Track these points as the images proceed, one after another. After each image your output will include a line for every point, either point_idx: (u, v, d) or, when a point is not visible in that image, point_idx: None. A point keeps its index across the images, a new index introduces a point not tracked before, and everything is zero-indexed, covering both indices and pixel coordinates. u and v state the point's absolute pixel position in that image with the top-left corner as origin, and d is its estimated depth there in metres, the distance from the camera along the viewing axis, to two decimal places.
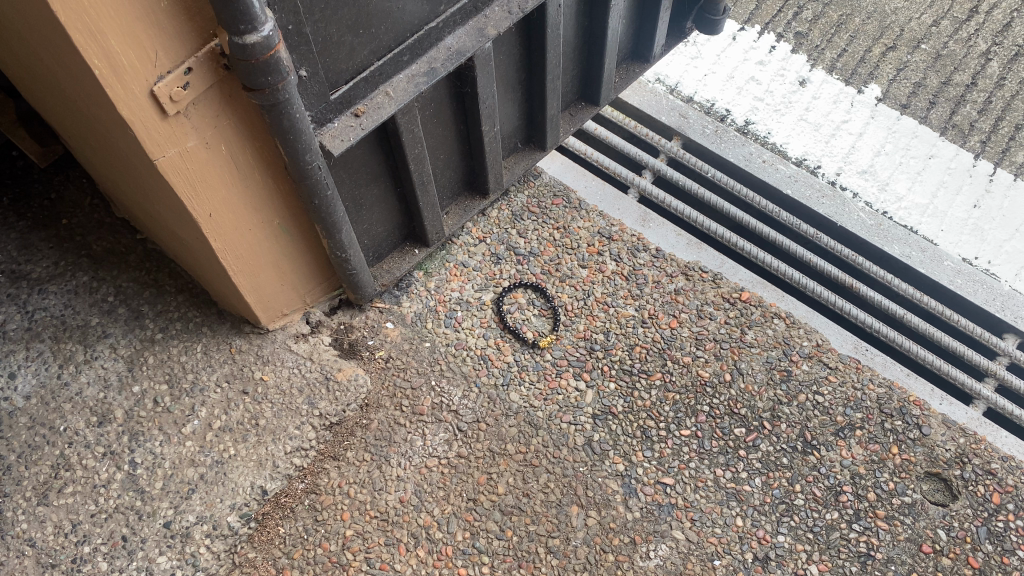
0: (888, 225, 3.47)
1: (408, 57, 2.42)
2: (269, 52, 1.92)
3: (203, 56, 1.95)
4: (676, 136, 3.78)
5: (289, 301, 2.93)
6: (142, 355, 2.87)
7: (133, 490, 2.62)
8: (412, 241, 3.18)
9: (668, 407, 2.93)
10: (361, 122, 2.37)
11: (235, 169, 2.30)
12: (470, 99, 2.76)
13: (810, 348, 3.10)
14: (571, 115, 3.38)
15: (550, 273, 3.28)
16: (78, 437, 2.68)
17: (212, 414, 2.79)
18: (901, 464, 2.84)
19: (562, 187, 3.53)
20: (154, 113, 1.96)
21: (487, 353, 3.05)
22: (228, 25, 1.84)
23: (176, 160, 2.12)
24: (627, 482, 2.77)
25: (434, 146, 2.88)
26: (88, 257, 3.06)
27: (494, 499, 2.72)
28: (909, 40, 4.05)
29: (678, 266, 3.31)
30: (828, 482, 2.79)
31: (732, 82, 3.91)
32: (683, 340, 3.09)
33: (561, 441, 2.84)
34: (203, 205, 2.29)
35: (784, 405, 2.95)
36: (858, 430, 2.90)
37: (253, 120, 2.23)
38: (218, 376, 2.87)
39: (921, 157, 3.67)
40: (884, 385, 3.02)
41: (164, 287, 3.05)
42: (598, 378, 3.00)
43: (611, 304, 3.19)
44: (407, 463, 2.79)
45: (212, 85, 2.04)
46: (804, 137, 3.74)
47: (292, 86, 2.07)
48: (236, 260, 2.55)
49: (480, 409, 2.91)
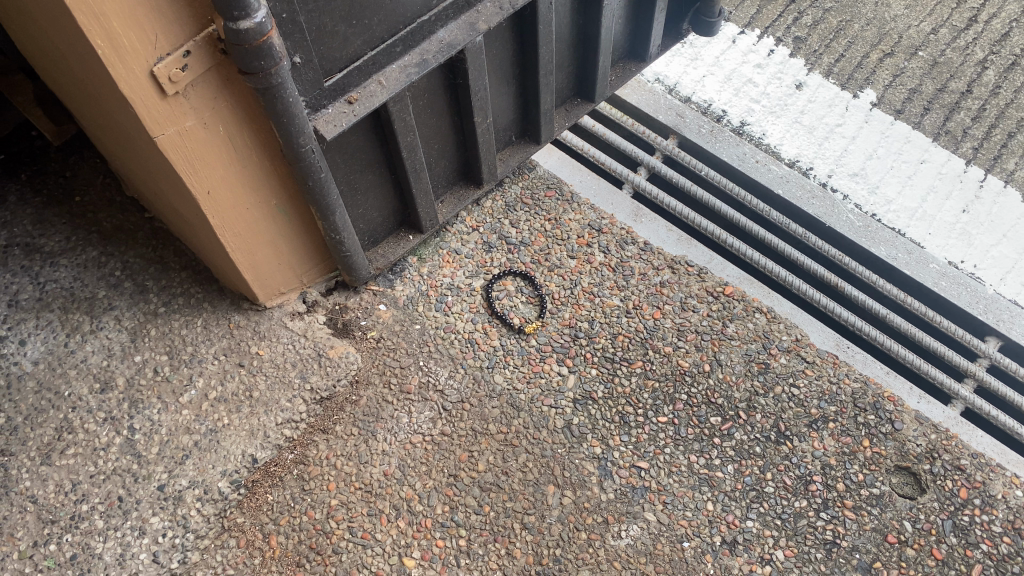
0: (876, 226, 3.55)
1: (401, 48, 2.54)
2: (262, 38, 2.04)
3: (201, 40, 2.08)
4: (673, 135, 3.87)
5: (286, 280, 3.06)
6: (144, 327, 3.02)
7: (130, 454, 2.77)
8: (406, 227, 3.30)
9: (647, 394, 3.02)
10: (354, 109, 2.49)
11: (233, 149, 2.43)
12: (463, 90, 2.87)
13: (789, 343, 3.16)
14: (567, 111, 3.48)
15: (540, 263, 3.38)
16: (82, 402, 2.84)
17: (209, 384, 2.93)
18: (872, 457, 2.90)
19: (557, 181, 3.63)
20: (154, 91, 2.10)
21: (474, 337, 3.16)
22: (223, 11, 1.98)
23: (176, 138, 2.25)
24: (603, 464, 2.87)
25: (428, 136, 2.99)
26: (97, 233, 3.21)
27: (474, 476, 2.83)
28: (907, 46, 4.11)
29: (665, 260, 3.39)
30: (799, 471, 2.87)
31: (730, 84, 3.99)
32: (665, 331, 3.17)
33: (541, 423, 2.95)
34: (201, 182, 2.43)
35: (760, 396, 3.02)
36: (831, 422, 2.97)
37: (251, 103, 2.36)
38: (216, 349, 3.01)
39: (912, 161, 3.73)
40: (860, 381, 3.08)
41: (169, 263, 3.19)
42: (580, 365, 3.09)
43: (598, 294, 3.27)
44: (392, 438, 2.91)
45: (210, 68, 2.18)
46: (797, 139, 3.82)
47: (285, 72, 2.20)
48: (234, 237, 2.68)
49: (465, 389, 3.02)
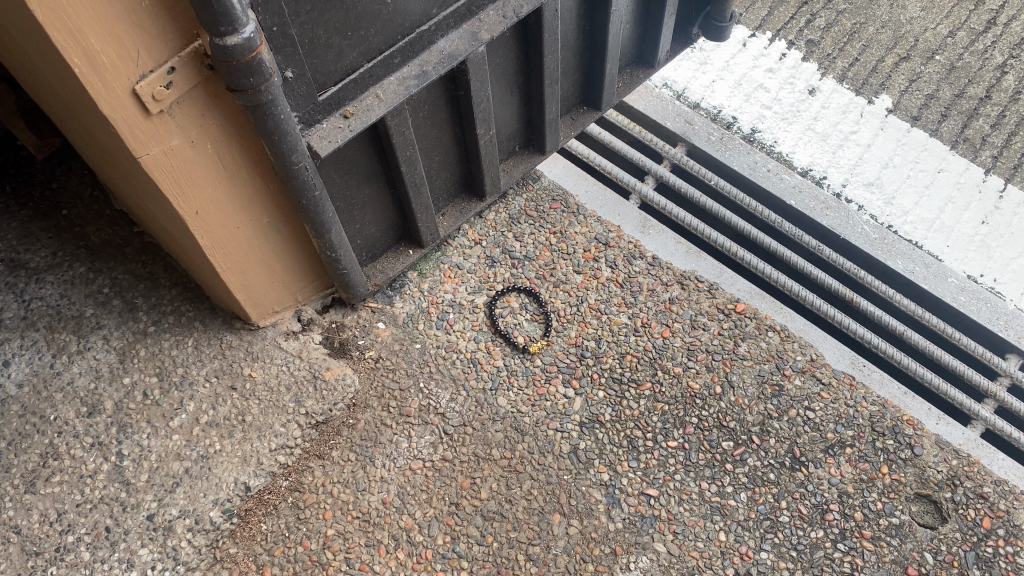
0: (892, 239, 3.43)
1: (399, 60, 2.41)
2: (250, 54, 1.92)
3: (186, 56, 1.96)
4: (681, 143, 3.74)
5: (280, 298, 2.93)
6: (133, 348, 2.90)
7: (118, 482, 2.65)
8: (406, 241, 3.18)
9: (656, 417, 2.90)
10: (350, 124, 2.36)
11: (222, 167, 2.31)
12: (465, 101, 2.74)
13: (803, 363, 3.04)
14: (572, 119, 3.35)
15: (545, 278, 3.25)
16: (68, 427, 2.72)
17: (200, 408, 2.81)
18: (891, 484, 2.78)
19: (562, 191, 3.51)
20: (136, 110, 1.97)
21: (476, 357, 3.03)
22: (208, 27, 1.85)
23: (161, 157, 2.13)
24: (610, 492, 2.75)
25: (428, 149, 2.87)
26: (85, 248, 3.09)
27: (477, 504, 2.72)
28: (923, 50, 3.97)
29: (674, 275, 3.26)
30: (815, 500, 2.75)
31: (740, 89, 3.86)
32: (674, 350, 3.05)
33: (546, 448, 2.83)
34: (188, 202, 2.30)
35: (774, 419, 2.90)
36: (848, 447, 2.85)
37: (241, 120, 2.24)
38: (208, 371, 2.89)
39: (929, 170, 3.60)
40: (878, 404, 2.96)
41: (159, 280, 3.07)
42: (587, 387, 2.97)
43: (605, 311, 3.15)
44: (391, 464, 2.79)
45: (197, 84, 2.05)
46: (809, 147, 3.69)
47: (276, 88, 2.07)
48: (225, 256, 2.56)
49: (467, 412, 2.91)
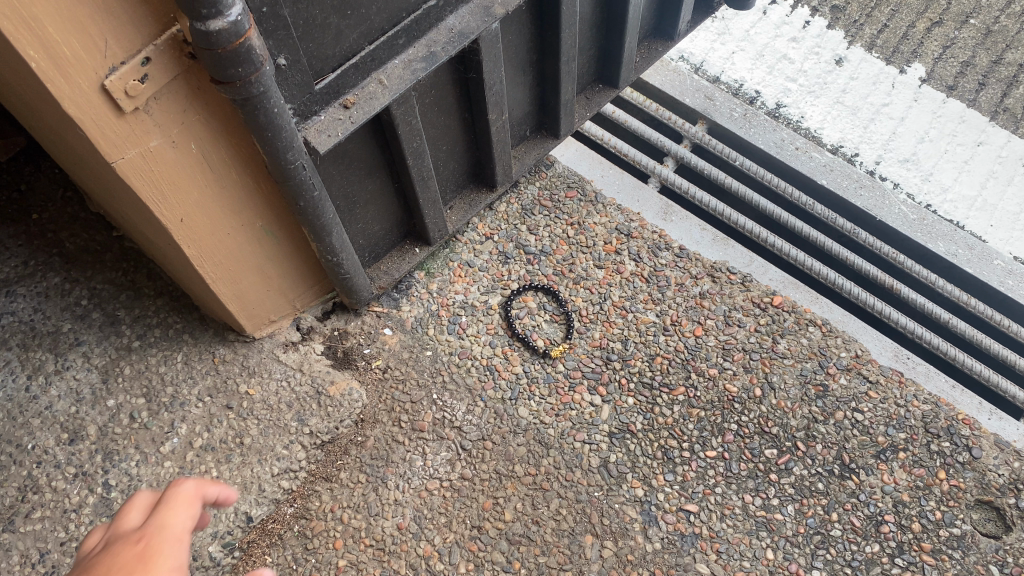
0: (932, 219, 3.19)
1: (404, 40, 2.14)
2: (238, 40, 1.64)
3: (164, 44, 1.68)
4: (701, 120, 3.48)
5: (277, 307, 2.67)
6: (117, 366, 2.64)
7: (106, 516, 2.40)
8: (412, 238, 2.92)
9: (692, 424, 2.66)
10: (351, 115, 2.09)
11: (208, 168, 2.04)
12: (476, 85, 2.47)
13: (848, 360, 2.81)
14: (587, 99, 3.08)
15: (563, 274, 3.00)
16: (48, 456, 2.47)
17: (193, 431, 2.56)
18: (949, 491, 2.56)
19: (577, 178, 3.25)
20: (107, 110, 1.70)
21: (493, 364, 2.79)
22: (189, 9, 1.57)
23: (139, 162, 1.86)
24: (646, 509, 2.52)
25: (435, 138, 2.59)
26: (59, 255, 2.81)
27: (501, 527, 2.48)
28: (956, 14, 3.72)
29: (704, 267, 3.02)
30: (868, 511, 2.53)
31: (763, 61, 3.60)
32: (708, 351, 2.81)
33: (574, 462, 2.59)
34: (172, 209, 2.04)
35: (819, 424, 2.67)
36: (901, 452, 2.63)
37: (228, 114, 1.96)
38: (200, 389, 2.63)
39: (968, 144, 3.35)
40: (930, 402, 2.74)
41: (143, 289, 2.79)
42: (615, 393, 2.72)
43: (630, 309, 2.90)
44: (406, 485, 2.55)
45: (177, 76, 1.77)
46: (839, 121, 3.43)
47: (269, 77, 1.80)
48: (215, 266, 2.30)
49: (486, 426, 2.66)
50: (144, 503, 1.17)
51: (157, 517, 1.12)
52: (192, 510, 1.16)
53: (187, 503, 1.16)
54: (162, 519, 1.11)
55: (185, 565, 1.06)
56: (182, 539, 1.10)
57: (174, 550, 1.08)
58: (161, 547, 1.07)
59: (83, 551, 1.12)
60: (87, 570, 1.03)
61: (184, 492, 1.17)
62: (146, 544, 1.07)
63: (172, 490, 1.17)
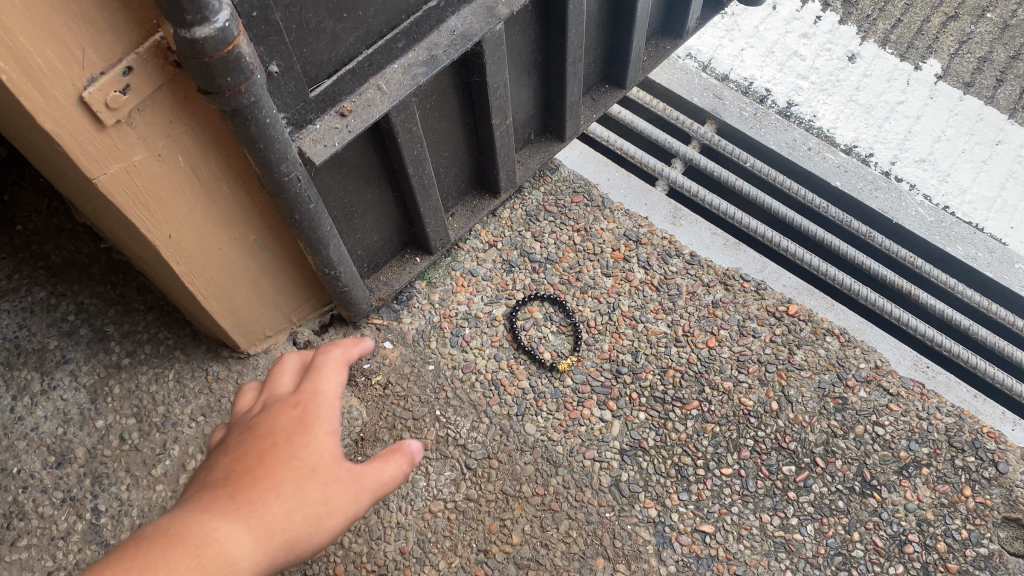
0: (950, 222, 3.08)
1: (403, 44, 2.02)
2: (226, 48, 1.53)
3: (146, 52, 1.56)
4: (710, 120, 3.37)
5: (272, 321, 2.56)
6: (106, 384, 2.53)
7: (95, 543, 2.29)
8: (412, 247, 2.80)
9: (707, 440, 2.56)
10: (348, 123, 1.97)
11: (197, 182, 1.92)
12: (479, 88, 2.35)
13: (867, 371, 2.71)
14: (593, 99, 2.96)
15: (570, 283, 2.89)
16: (34, 480, 2.36)
17: (185, 453, 2.45)
18: (976, 509, 2.46)
19: (583, 182, 3.14)
20: (87, 123, 1.59)
21: (499, 378, 2.67)
22: (172, 15, 1.45)
23: (123, 177, 1.75)
24: (660, 531, 2.41)
25: (436, 144, 2.48)
26: (45, 269, 2.69)
27: (509, 551, 2.36)
28: (972, 8, 3.64)
29: (716, 275, 2.92)
30: (891, 530, 2.42)
31: (773, 58, 3.49)
32: (722, 362, 2.70)
33: (584, 482, 2.48)
34: (159, 225, 1.93)
35: (838, 438, 2.57)
36: (924, 468, 2.52)
37: (217, 125, 1.84)
38: (193, 409, 2.52)
39: (987, 143, 3.24)
40: (953, 414, 2.64)
41: (132, 303, 2.68)
42: (626, 408, 2.62)
43: (640, 319, 2.79)
44: (408, 508, 2.43)
45: (162, 85, 1.65)
46: (853, 120, 3.32)
47: (260, 86, 1.68)
48: (206, 282, 2.19)
49: (492, 443, 2.55)
50: (298, 367, 1.40)
51: (311, 382, 1.34)
52: (339, 374, 1.37)
53: (335, 368, 1.36)
54: (316, 384, 1.33)
55: (337, 427, 1.28)
56: (334, 402, 1.32)
57: (328, 413, 1.29)
58: (315, 413, 1.28)
59: (250, 408, 1.36)
60: (257, 428, 1.26)
61: (333, 358, 1.38)
62: (304, 409, 1.29)
63: (323, 356, 1.38)
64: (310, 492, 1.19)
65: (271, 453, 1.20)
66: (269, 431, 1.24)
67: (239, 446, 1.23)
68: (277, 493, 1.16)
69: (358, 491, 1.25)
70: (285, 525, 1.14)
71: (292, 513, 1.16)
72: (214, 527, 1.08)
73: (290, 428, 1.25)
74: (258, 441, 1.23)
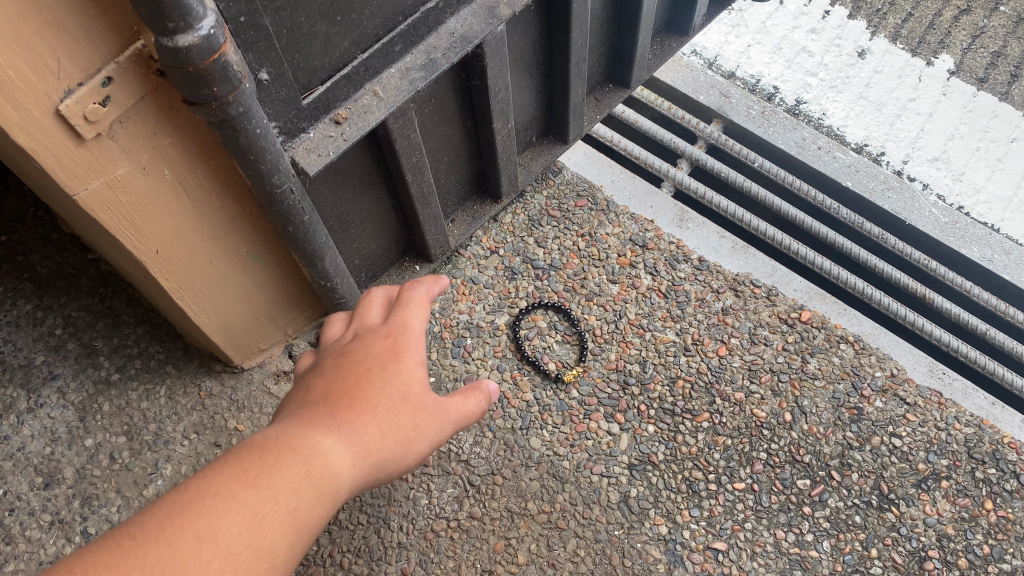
0: (966, 222, 2.98)
1: (400, 47, 1.93)
2: (212, 56, 1.43)
3: (127, 61, 1.46)
4: (716, 119, 3.27)
5: (266, 335, 2.47)
6: (95, 402, 2.43)
7: None
8: (411, 255, 2.71)
9: (718, 454, 2.47)
10: (343, 131, 1.88)
11: (185, 195, 1.83)
12: (479, 91, 2.25)
13: (883, 380, 2.63)
14: (597, 99, 2.86)
15: (575, 290, 2.80)
16: (21, 502, 2.27)
17: (178, 472, 2.36)
18: (998, 523, 2.37)
19: (586, 185, 3.05)
20: (64, 137, 1.49)
21: (502, 391, 2.58)
22: (153, 23, 1.36)
23: (105, 193, 1.66)
24: (671, 549, 2.32)
25: (435, 149, 2.38)
26: (31, 281, 2.60)
27: (514, 572, 2.27)
28: (985, 1, 3.54)
29: (725, 281, 2.83)
30: (910, 546, 2.34)
31: (780, 54, 3.39)
32: (734, 372, 2.62)
33: (591, 498, 2.39)
34: (146, 240, 1.83)
35: (854, 450, 2.48)
36: (944, 481, 2.44)
37: (205, 136, 1.74)
38: (186, 426, 2.43)
39: (1002, 140, 3.14)
40: (973, 425, 2.56)
41: (121, 316, 2.58)
42: (634, 421, 2.53)
43: (648, 327, 2.71)
44: (409, 527, 2.34)
45: (145, 96, 1.56)
46: (864, 118, 3.22)
47: (249, 95, 1.58)
48: (196, 296, 2.10)
49: (495, 459, 2.45)
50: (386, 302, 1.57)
51: (400, 314, 1.50)
52: (423, 309, 1.53)
53: (419, 304, 1.53)
54: (404, 317, 1.49)
55: (424, 359, 1.43)
56: (419, 335, 1.48)
57: (416, 346, 1.45)
58: (405, 344, 1.44)
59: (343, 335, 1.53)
60: (353, 352, 1.42)
61: (418, 295, 1.54)
62: (395, 338, 1.45)
63: (409, 293, 1.54)
64: (401, 416, 1.34)
65: (367, 378, 1.35)
66: (363, 356, 1.40)
67: (336, 368, 1.39)
68: (372, 413, 1.31)
69: (440, 419, 1.41)
70: (379, 444, 1.30)
71: (385, 433, 1.31)
72: (320, 439, 1.23)
73: (383, 355, 1.40)
74: (353, 365, 1.38)
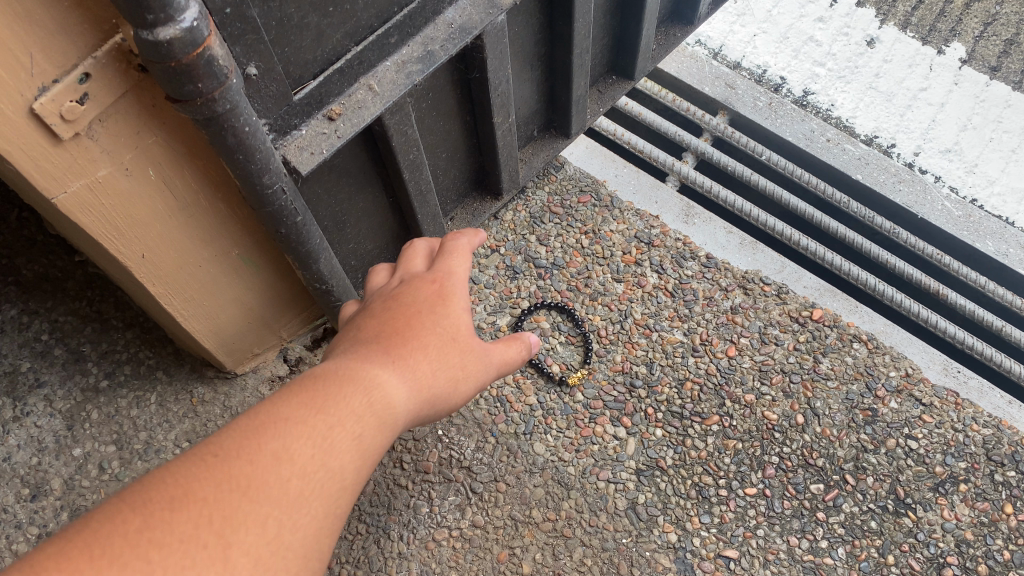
0: (980, 216, 2.90)
1: (396, 39, 1.84)
2: (196, 51, 1.34)
3: (105, 56, 1.37)
4: (722, 111, 3.18)
5: (259, 339, 2.39)
6: (83, 410, 2.35)
7: None
8: None
9: (729, 458, 2.39)
10: (337, 127, 1.78)
11: (172, 197, 1.74)
12: (479, 85, 2.16)
13: (898, 380, 2.55)
14: (600, 92, 2.78)
15: (578, 290, 2.71)
16: (7, 515, 2.19)
17: None
18: (1018, 528, 2.29)
19: (589, 181, 2.96)
20: (40, 137, 1.40)
21: (504, 395, 2.50)
22: (133, 15, 1.27)
23: (86, 195, 1.57)
24: (681, 557, 2.24)
25: (434, 145, 2.30)
26: (16, 284, 2.49)
27: None
28: None
29: (734, 278, 2.75)
30: (928, 552, 2.26)
31: (787, 44, 3.30)
32: (744, 373, 2.54)
33: (598, 505, 2.31)
34: (130, 243, 1.75)
35: (869, 454, 2.40)
36: (962, 484, 2.36)
37: (192, 135, 1.65)
38: (177, 434, 2.35)
39: (1016, 131, 3.06)
40: (991, 425, 2.48)
41: (109, 321, 2.49)
42: (642, 425, 2.45)
43: (655, 327, 2.62)
44: (410, 537, 2.26)
45: (127, 94, 1.47)
46: (874, 109, 3.13)
47: (237, 92, 1.49)
48: (185, 300, 2.02)
49: (498, 465, 2.37)
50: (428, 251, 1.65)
51: (447, 259, 1.58)
52: (466, 258, 1.62)
53: (463, 252, 1.62)
54: (451, 262, 1.58)
55: (468, 304, 1.51)
56: (462, 282, 1.56)
57: (460, 292, 1.53)
58: (451, 290, 1.52)
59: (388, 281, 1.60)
60: (403, 293, 1.49)
61: (461, 244, 1.63)
62: (442, 282, 1.53)
63: (452, 243, 1.63)
64: (451, 356, 1.41)
65: (418, 319, 1.42)
66: (412, 299, 1.47)
67: (387, 310, 1.46)
68: (424, 350, 1.38)
69: (481, 362, 1.50)
70: (432, 380, 1.37)
71: (436, 369, 1.38)
72: (377, 373, 1.28)
73: (432, 297, 1.48)
74: (404, 307, 1.45)
